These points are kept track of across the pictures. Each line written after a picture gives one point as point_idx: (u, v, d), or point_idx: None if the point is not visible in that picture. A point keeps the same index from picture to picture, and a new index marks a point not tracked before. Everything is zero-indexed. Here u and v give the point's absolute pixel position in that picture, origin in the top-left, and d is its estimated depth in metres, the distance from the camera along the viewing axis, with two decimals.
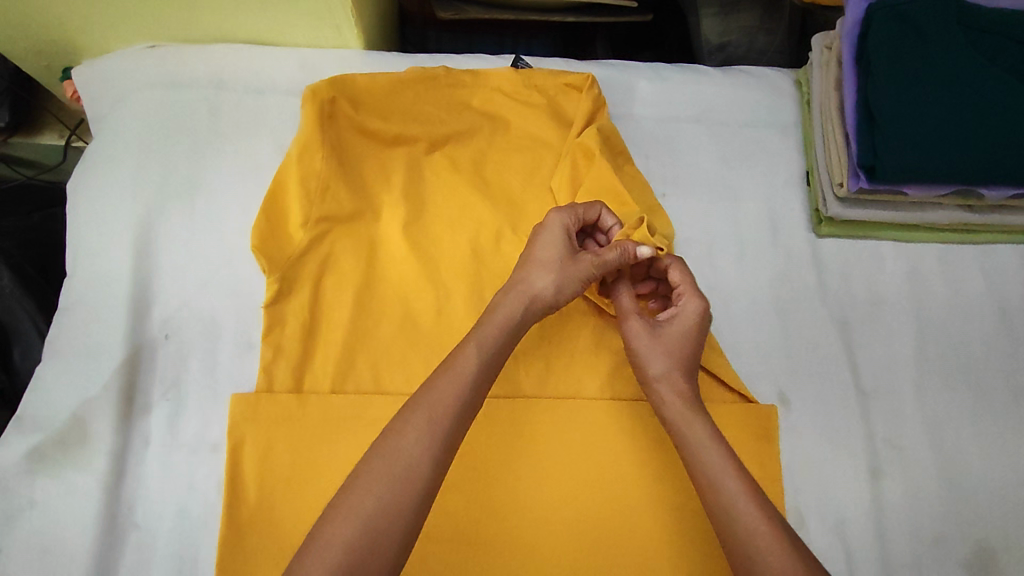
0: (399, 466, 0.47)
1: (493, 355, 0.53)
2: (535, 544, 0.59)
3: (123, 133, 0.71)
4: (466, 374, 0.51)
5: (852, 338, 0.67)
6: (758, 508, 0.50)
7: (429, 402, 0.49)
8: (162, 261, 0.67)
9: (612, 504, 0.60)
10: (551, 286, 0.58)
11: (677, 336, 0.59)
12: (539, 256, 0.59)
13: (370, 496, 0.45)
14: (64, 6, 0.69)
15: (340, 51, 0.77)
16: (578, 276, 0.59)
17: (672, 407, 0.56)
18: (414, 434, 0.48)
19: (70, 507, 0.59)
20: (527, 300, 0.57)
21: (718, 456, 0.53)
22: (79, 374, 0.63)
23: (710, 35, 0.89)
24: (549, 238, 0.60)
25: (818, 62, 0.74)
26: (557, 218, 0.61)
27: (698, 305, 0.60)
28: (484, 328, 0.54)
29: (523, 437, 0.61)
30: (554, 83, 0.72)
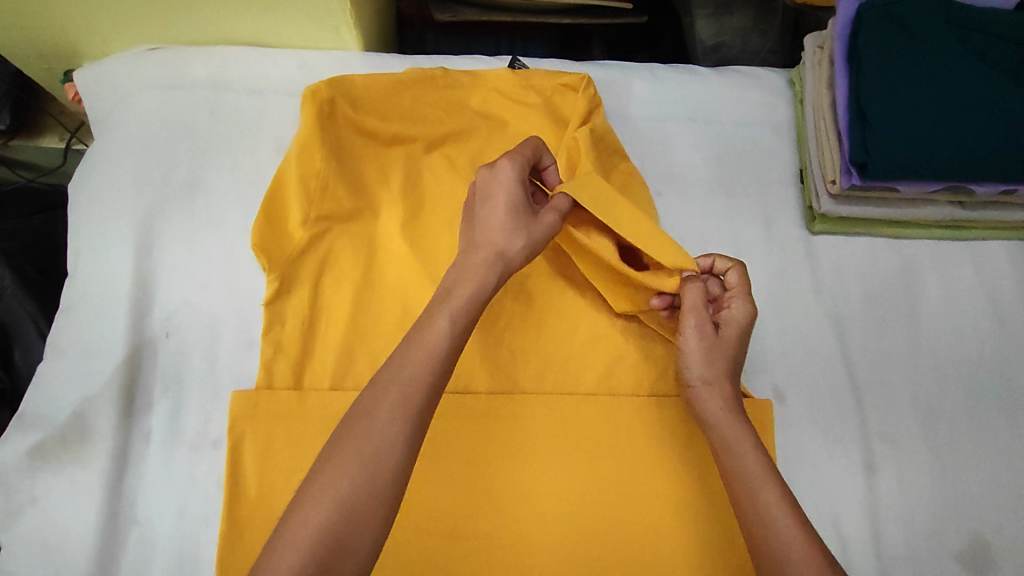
0: (371, 447, 0.45)
1: (463, 327, 0.51)
2: (531, 535, 0.59)
3: (124, 134, 0.72)
4: (439, 350, 0.49)
5: (845, 333, 0.68)
6: (778, 491, 0.50)
7: (398, 380, 0.48)
8: (163, 260, 0.68)
9: (608, 495, 0.61)
10: (520, 249, 0.55)
11: (731, 341, 0.58)
12: (501, 215, 0.55)
13: (342, 479, 0.44)
14: (66, 9, 0.70)
15: (339, 53, 0.78)
16: (545, 233, 0.57)
17: (714, 412, 0.56)
18: (387, 413, 0.46)
19: (70, 503, 0.60)
20: (498, 265, 0.54)
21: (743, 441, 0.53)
22: (80, 371, 0.63)
23: (705, 35, 0.90)
24: (505, 191, 0.56)
25: (810, 62, 0.74)
26: (510, 165, 0.57)
27: (748, 311, 0.58)
28: (456, 297, 0.52)
29: (515, 430, 0.62)
30: (551, 83, 0.72)
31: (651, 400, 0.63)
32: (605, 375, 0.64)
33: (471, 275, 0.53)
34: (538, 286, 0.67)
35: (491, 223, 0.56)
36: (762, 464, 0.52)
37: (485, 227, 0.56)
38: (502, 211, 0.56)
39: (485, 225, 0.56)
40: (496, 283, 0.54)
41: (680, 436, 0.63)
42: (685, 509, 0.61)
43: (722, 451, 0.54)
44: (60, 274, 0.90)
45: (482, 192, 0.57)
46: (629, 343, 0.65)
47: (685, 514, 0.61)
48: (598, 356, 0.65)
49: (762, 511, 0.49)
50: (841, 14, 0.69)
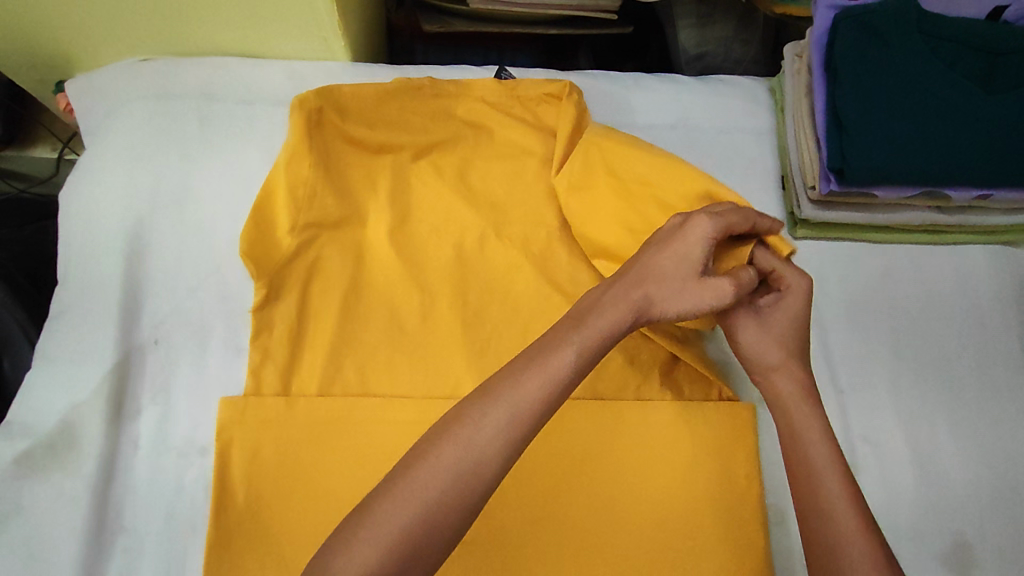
0: (473, 458, 0.43)
1: (588, 366, 0.48)
2: (591, 552, 0.60)
3: (115, 144, 0.73)
4: (558, 383, 0.46)
5: (828, 337, 0.69)
6: (852, 505, 0.50)
7: (512, 398, 0.45)
8: (152, 269, 0.68)
9: (668, 510, 0.61)
10: (661, 298, 0.51)
11: (787, 323, 0.57)
12: (671, 267, 0.51)
13: (435, 486, 0.42)
14: (58, 21, 0.72)
15: (327, 63, 0.78)
16: (711, 298, 0.51)
17: (789, 396, 0.56)
18: (494, 427, 0.44)
19: (58, 511, 0.60)
20: (636, 308, 0.50)
21: (817, 443, 0.53)
22: (68, 378, 0.64)
23: (687, 45, 0.86)
24: (686, 243, 0.52)
25: (790, 70, 0.75)
26: (707, 223, 0.53)
27: (803, 285, 0.56)
28: (588, 331, 0.48)
29: (580, 446, 0.63)
30: (535, 95, 0.73)
31: (638, 404, 0.64)
32: (592, 380, 0.65)
33: (614, 312, 0.50)
34: (526, 292, 0.67)
35: (672, 276, 0.52)
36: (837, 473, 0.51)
37: (647, 264, 0.52)
38: (685, 256, 0.52)
39: (645, 267, 0.52)
40: (626, 329, 0.50)
41: (709, 455, 0.63)
42: (698, 525, 0.61)
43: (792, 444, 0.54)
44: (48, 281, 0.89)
45: (658, 238, 0.54)
46: (614, 349, 0.66)
47: (700, 535, 0.61)
48: None
49: (841, 540, 0.48)
50: (818, 23, 0.70)
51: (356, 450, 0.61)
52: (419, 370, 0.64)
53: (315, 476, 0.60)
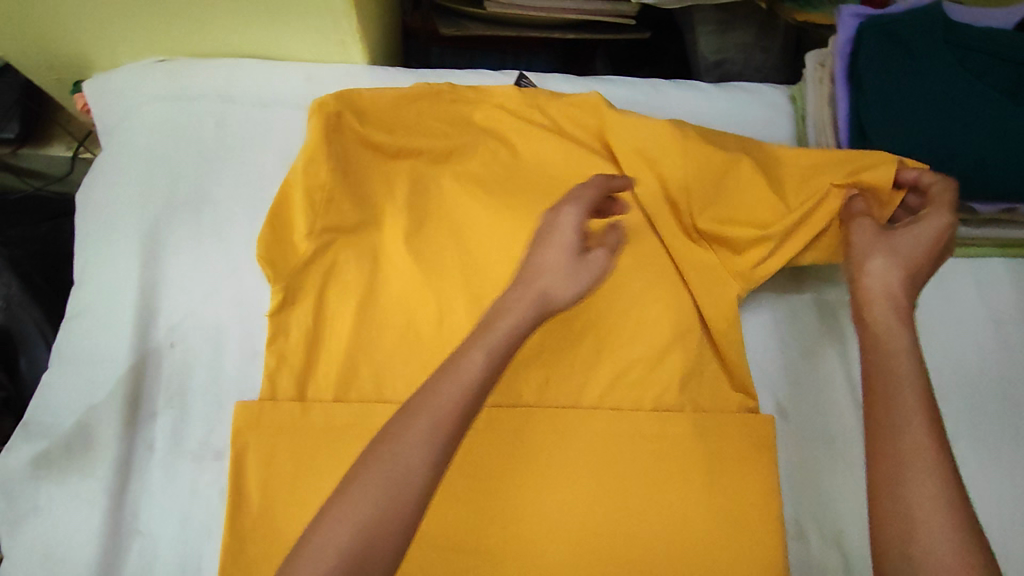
0: (400, 470, 0.43)
1: (497, 366, 0.47)
2: (539, 553, 0.60)
3: (133, 145, 0.73)
4: (472, 385, 0.46)
5: (845, 350, 0.70)
6: (926, 428, 0.47)
7: (429, 408, 0.44)
8: (168, 271, 0.68)
9: (623, 513, 0.61)
10: (557, 286, 0.51)
11: (909, 242, 0.57)
12: (551, 256, 0.52)
13: (367, 504, 0.41)
14: (79, 22, 0.72)
15: (345, 66, 0.78)
16: (600, 268, 0.53)
17: (877, 308, 0.55)
18: (417, 438, 0.43)
19: (75, 512, 0.60)
20: (538, 303, 0.50)
21: (907, 366, 0.51)
22: (84, 379, 0.64)
23: (706, 51, 0.83)
24: (561, 232, 0.53)
25: (811, 79, 0.73)
26: (572, 210, 0.55)
27: (940, 217, 0.57)
28: (493, 332, 0.48)
29: (528, 448, 0.62)
30: (555, 103, 0.73)
31: (654, 414, 0.63)
32: (609, 388, 0.65)
33: (512, 312, 0.49)
34: None
35: (554, 268, 0.51)
36: (919, 398, 0.49)
37: (537, 267, 0.52)
38: (561, 247, 0.52)
39: (529, 268, 0.52)
40: (529, 324, 0.49)
41: (722, 466, 0.63)
42: (713, 537, 0.61)
43: (873, 354, 0.52)
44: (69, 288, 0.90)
45: (534, 240, 0.54)
46: (632, 358, 0.65)
47: (715, 545, 0.61)
48: (602, 369, 0.66)
49: (903, 462, 0.46)
50: (842, 32, 0.69)
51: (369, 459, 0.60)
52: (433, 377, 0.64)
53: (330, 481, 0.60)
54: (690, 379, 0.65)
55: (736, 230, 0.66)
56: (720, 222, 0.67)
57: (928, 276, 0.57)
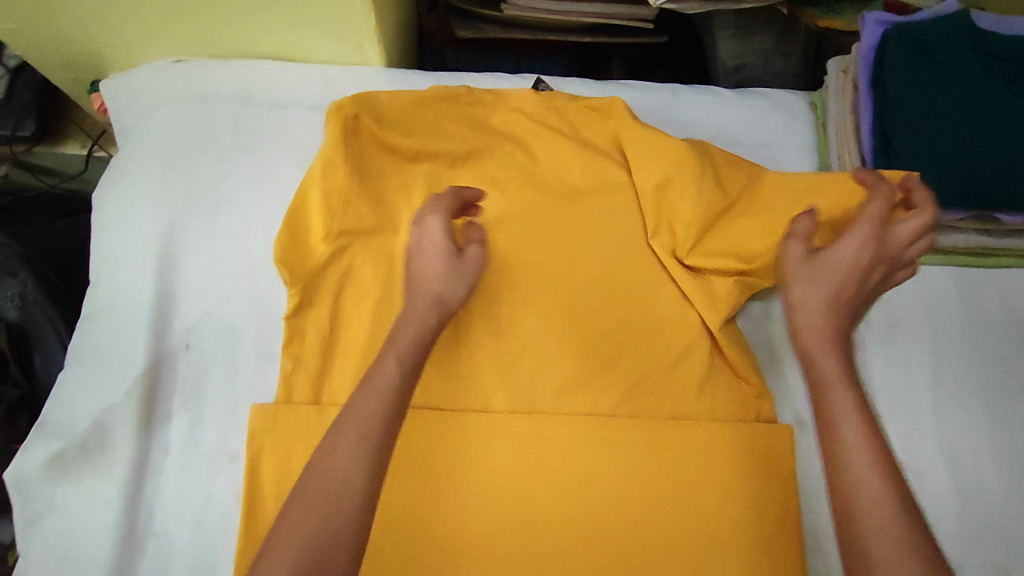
0: (333, 485, 0.46)
1: (411, 368, 0.53)
2: (485, 554, 0.59)
3: (149, 145, 0.72)
4: (387, 391, 0.51)
5: (866, 362, 0.68)
6: (870, 455, 0.47)
7: (353, 422, 0.49)
8: (184, 272, 0.68)
9: (573, 513, 0.61)
10: (442, 288, 0.58)
11: (833, 267, 0.57)
12: (433, 265, 0.59)
13: (307, 521, 0.45)
14: (98, 22, 0.72)
15: (362, 68, 0.78)
16: (475, 264, 0.60)
17: (809, 334, 0.55)
18: (344, 452, 0.48)
19: (92, 512, 0.60)
20: (435, 306, 0.57)
21: (843, 399, 0.50)
22: (99, 380, 0.64)
23: (726, 56, 0.83)
24: (433, 242, 0.60)
25: (833, 86, 0.72)
26: (435, 218, 0.61)
27: (861, 235, 0.58)
28: (400, 338, 0.54)
29: (467, 448, 0.62)
30: (575, 107, 0.72)
31: (672, 422, 0.63)
32: (626, 397, 0.65)
33: (414, 318, 0.56)
34: (559, 303, 0.67)
35: (429, 267, 0.59)
36: (858, 424, 0.49)
37: (421, 276, 0.59)
38: (438, 247, 0.59)
39: (417, 277, 0.59)
40: (435, 326, 0.57)
41: (737, 475, 0.62)
42: (729, 545, 0.60)
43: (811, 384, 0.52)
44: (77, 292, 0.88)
45: (409, 253, 0.61)
46: (649, 366, 0.65)
47: (728, 553, 0.60)
48: (618, 376, 0.65)
49: (852, 493, 0.46)
50: (866, 39, 0.67)
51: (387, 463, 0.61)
52: (448, 382, 0.64)
53: None
54: (704, 386, 0.65)
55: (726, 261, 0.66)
56: (719, 249, 0.67)
57: (856, 299, 0.57)
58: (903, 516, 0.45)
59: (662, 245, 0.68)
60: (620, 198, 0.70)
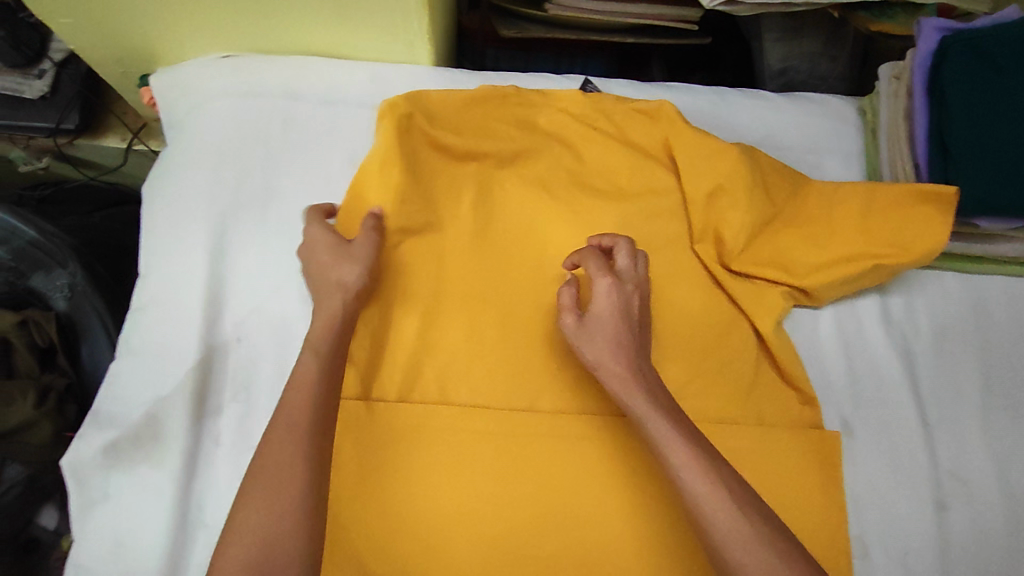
0: (279, 477, 0.48)
1: (327, 348, 0.55)
2: (445, 550, 0.58)
3: (201, 140, 0.73)
4: (311, 380, 0.53)
5: (915, 370, 0.68)
6: (696, 464, 0.49)
7: (288, 417, 0.51)
8: (235, 265, 0.68)
9: (527, 508, 0.60)
10: (343, 269, 0.59)
11: (607, 324, 0.58)
12: (322, 254, 0.60)
13: (254, 516, 0.46)
14: (155, 19, 0.72)
15: (411, 66, 0.78)
16: (368, 245, 0.61)
17: (616, 385, 0.55)
18: (281, 442, 0.49)
19: (144, 503, 0.61)
20: (341, 292, 0.58)
21: (662, 424, 0.52)
22: (151, 372, 0.65)
23: (771, 60, 0.83)
24: (315, 242, 0.61)
25: (885, 92, 0.72)
26: (312, 222, 0.62)
27: (606, 284, 0.59)
28: (316, 326, 0.57)
29: (427, 445, 0.61)
30: (622, 109, 0.72)
31: (718, 426, 0.63)
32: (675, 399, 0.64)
33: (327, 309, 0.58)
34: None
35: (316, 260, 0.60)
36: (680, 437, 0.51)
37: (317, 270, 0.60)
38: (319, 239, 0.61)
39: (316, 270, 0.60)
40: (350, 303, 0.58)
41: (783, 483, 0.62)
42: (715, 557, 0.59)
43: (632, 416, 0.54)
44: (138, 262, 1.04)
45: (301, 258, 0.62)
46: (697, 369, 0.65)
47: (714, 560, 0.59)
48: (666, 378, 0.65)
49: (696, 506, 0.48)
50: (922, 44, 0.67)
51: (429, 462, 0.60)
52: (495, 381, 0.64)
53: (392, 482, 0.60)
54: (752, 391, 0.65)
55: (771, 272, 0.66)
56: (759, 259, 0.67)
57: (637, 333, 0.58)
58: (745, 500, 0.48)
59: (707, 251, 0.68)
60: (666, 201, 0.70)
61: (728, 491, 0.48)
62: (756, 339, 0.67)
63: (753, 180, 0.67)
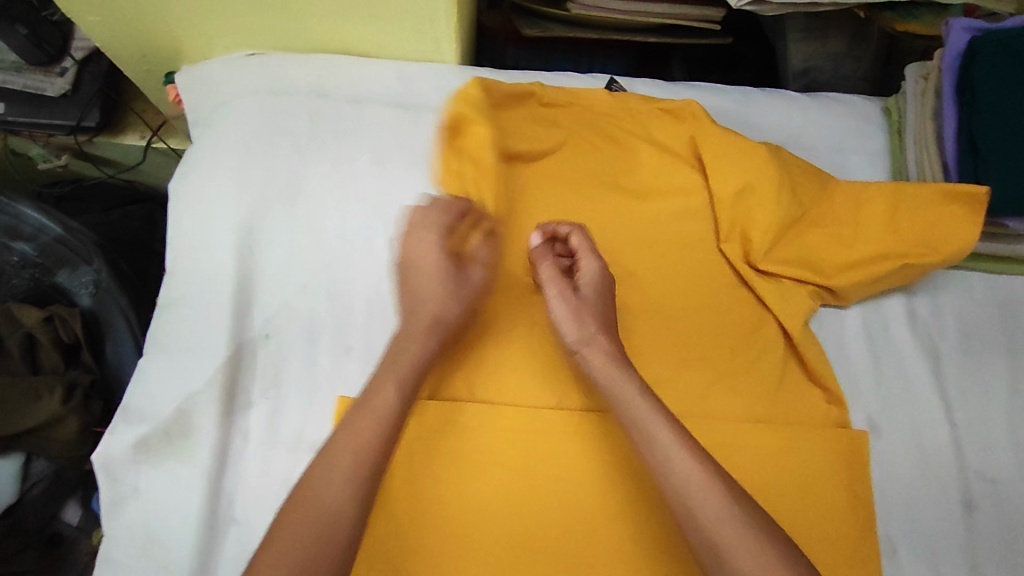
0: (328, 511, 0.49)
1: (411, 390, 0.57)
2: (468, 548, 0.58)
3: (228, 136, 0.73)
4: (386, 416, 0.54)
5: (942, 370, 0.68)
6: (689, 456, 0.51)
7: (347, 449, 0.52)
8: (264, 262, 0.69)
9: (546, 507, 0.60)
10: (450, 308, 0.61)
11: (594, 300, 0.62)
12: (435, 280, 0.62)
13: (299, 542, 0.48)
14: (184, 17, 0.73)
15: (437, 65, 0.79)
16: (473, 288, 0.64)
17: (601, 368, 0.58)
18: (342, 476, 0.51)
19: (174, 498, 0.61)
20: (433, 331, 0.60)
21: (649, 412, 0.54)
22: (179, 368, 0.65)
23: (795, 60, 0.83)
24: (428, 260, 0.63)
25: (913, 92, 0.73)
26: (430, 235, 0.64)
27: (595, 265, 0.64)
28: (402, 364, 0.58)
29: (451, 441, 0.61)
30: (649, 108, 0.72)
31: (746, 425, 0.63)
32: (703, 397, 0.64)
33: (414, 344, 0.59)
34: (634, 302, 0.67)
35: (427, 280, 0.62)
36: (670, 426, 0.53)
37: (424, 290, 0.62)
38: (432, 250, 0.63)
39: (417, 291, 0.62)
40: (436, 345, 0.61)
41: (811, 483, 0.62)
42: None
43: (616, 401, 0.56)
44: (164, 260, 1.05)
45: (406, 264, 0.64)
46: (725, 368, 0.65)
47: None
48: (694, 376, 0.65)
49: (689, 501, 0.49)
50: (950, 45, 0.67)
51: (453, 460, 0.60)
52: (523, 379, 0.64)
53: (414, 479, 0.60)
54: (780, 390, 0.65)
55: (797, 271, 0.67)
56: (786, 259, 0.67)
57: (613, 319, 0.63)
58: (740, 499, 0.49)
59: (734, 250, 0.68)
60: (693, 200, 0.70)
61: (727, 491, 0.49)
62: (782, 338, 0.67)
63: (782, 179, 0.67)
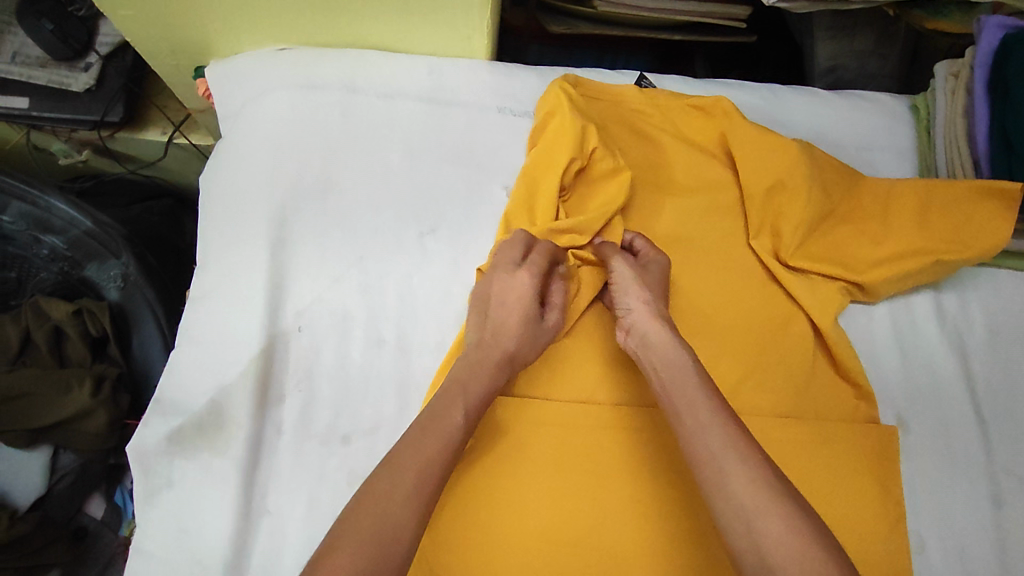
0: (387, 525, 0.47)
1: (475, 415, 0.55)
2: (505, 540, 0.58)
3: (260, 131, 0.73)
4: (452, 440, 0.53)
5: (970, 367, 0.68)
6: (725, 429, 0.49)
7: (409, 459, 0.50)
8: (296, 255, 0.69)
9: (582, 502, 0.60)
10: (523, 349, 0.60)
11: (655, 286, 0.63)
12: (514, 320, 0.60)
13: (356, 555, 0.45)
14: (218, 12, 0.73)
15: (467, 60, 0.79)
16: (550, 333, 0.62)
17: (655, 339, 0.57)
18: (406, 488, 0.49)
19: (208, 489, 0.62)
20: (504, 366, 0.59)
21: (693, 388, 0.52)
22: (213, 361, 0.65)
23: (821, 57, 0.83)
24: (522, 300, 0.60)
25: (942, 89, 0.73)
26: (527, 276, 0.61)
27: (665, 261, 0.65)
28: (473, 388, 0.56)
29: (488, 433, 0.61)
30: (679, 105, 0.73)
31: (778, 420, 0.63)
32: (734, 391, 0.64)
33: (482, 375, 0.57)
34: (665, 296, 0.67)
35: (507, 321, 0.60)
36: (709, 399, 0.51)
37: (500, 329, 0.60)
38: (522, 293, 0.61)
39: (497, 327, 0.60)
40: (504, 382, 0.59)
41: (841, 479, 0.62)
42: None
43: (663, 372, 0.55)
44: (191, 258, 1.09)
45: (488, 300, 0.62)
46: (756, 363, 0.65)
47: None
48: (726, 370, 0.65)
49: (720, 475, 0.47)
50: (983, 42, 0.67)
51: (489, 452, 0.60)
52: (555, 372, 0.64)
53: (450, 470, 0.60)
54: (809, 386, 0.66)
55: (828, 267, 0.67)
56: (816, 256, 0.68)
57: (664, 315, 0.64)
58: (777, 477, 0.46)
59: (764, 246, 0.68)
60: (723, 197, 0.71)
61: (761, 469, 0.46)
62: (812, 333, 0.67)
63: (813, 175, 0.67)
